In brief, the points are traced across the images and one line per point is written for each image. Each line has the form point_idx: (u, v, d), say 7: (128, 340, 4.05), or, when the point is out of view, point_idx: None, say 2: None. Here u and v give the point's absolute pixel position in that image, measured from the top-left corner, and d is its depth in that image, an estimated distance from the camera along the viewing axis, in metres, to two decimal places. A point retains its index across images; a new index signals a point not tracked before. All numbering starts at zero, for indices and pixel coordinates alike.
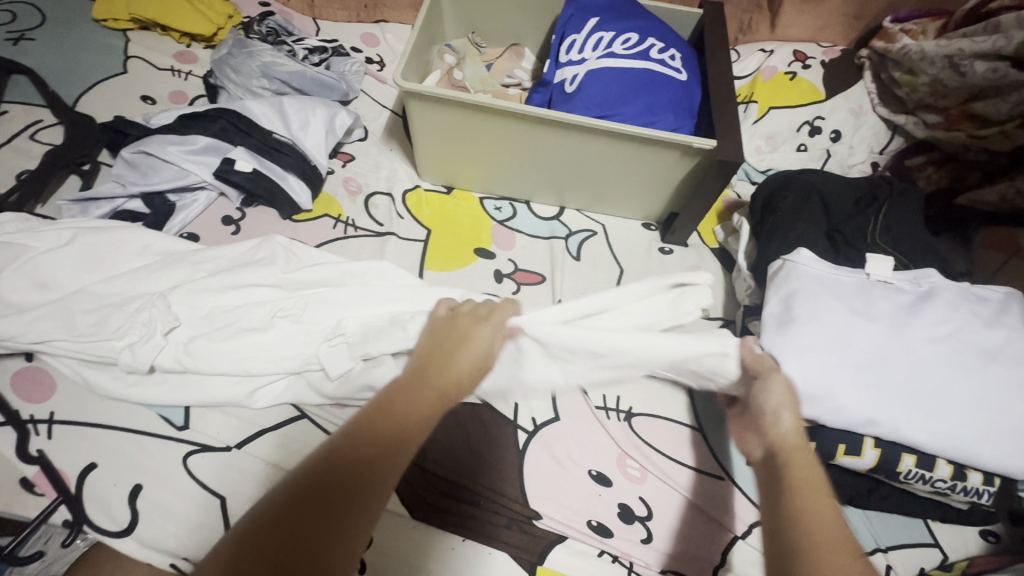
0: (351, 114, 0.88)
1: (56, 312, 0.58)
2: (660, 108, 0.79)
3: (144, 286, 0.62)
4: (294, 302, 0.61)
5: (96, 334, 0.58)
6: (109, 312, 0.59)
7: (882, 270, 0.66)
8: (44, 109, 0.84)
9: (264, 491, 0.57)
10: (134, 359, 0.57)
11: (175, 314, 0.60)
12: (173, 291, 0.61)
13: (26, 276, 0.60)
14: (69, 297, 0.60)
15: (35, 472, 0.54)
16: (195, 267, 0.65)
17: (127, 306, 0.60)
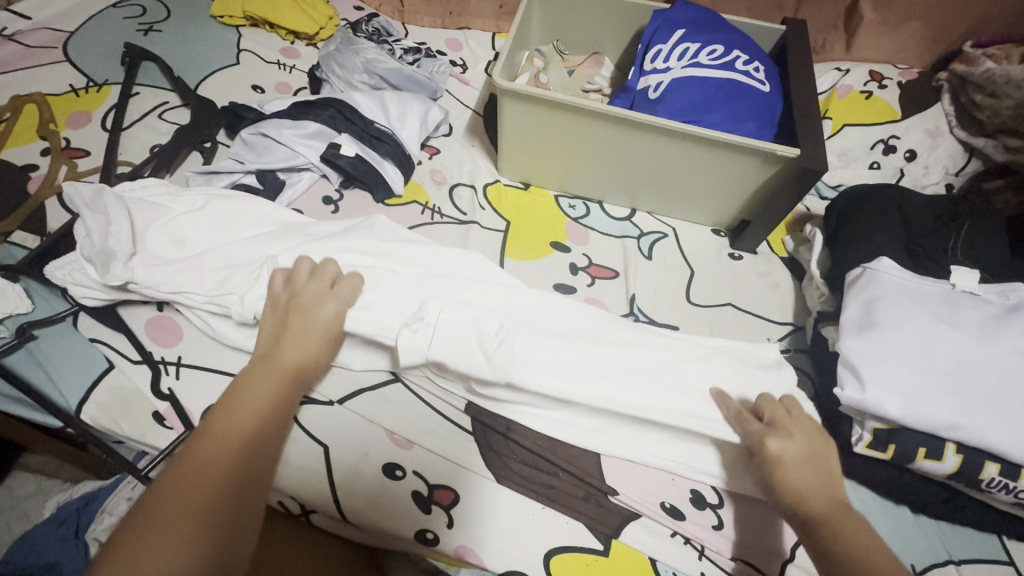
0: (442, 110, 0.94)
1: (190, 267, 0.64)
2: (743, 117, 0.82)
3: (260, 250, 0.67)
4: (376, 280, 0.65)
5: (219, 290, 0.63)
6: (232, 270, 0.65)
7: (967, 281, 0.67)
8: (171, 92, 0.93)
9: (362, 444, 0.61)
10: (245, 311, 0.61)
11: (282, 277, 0.64)
12: (285, 255, 0.65)
13: (168, 233, 0.67)
14: (201, 254, 0.66)
15: (166, 407, 0.61)
16: (306, 236, 0.71)
17: (244, 265, 0.65)
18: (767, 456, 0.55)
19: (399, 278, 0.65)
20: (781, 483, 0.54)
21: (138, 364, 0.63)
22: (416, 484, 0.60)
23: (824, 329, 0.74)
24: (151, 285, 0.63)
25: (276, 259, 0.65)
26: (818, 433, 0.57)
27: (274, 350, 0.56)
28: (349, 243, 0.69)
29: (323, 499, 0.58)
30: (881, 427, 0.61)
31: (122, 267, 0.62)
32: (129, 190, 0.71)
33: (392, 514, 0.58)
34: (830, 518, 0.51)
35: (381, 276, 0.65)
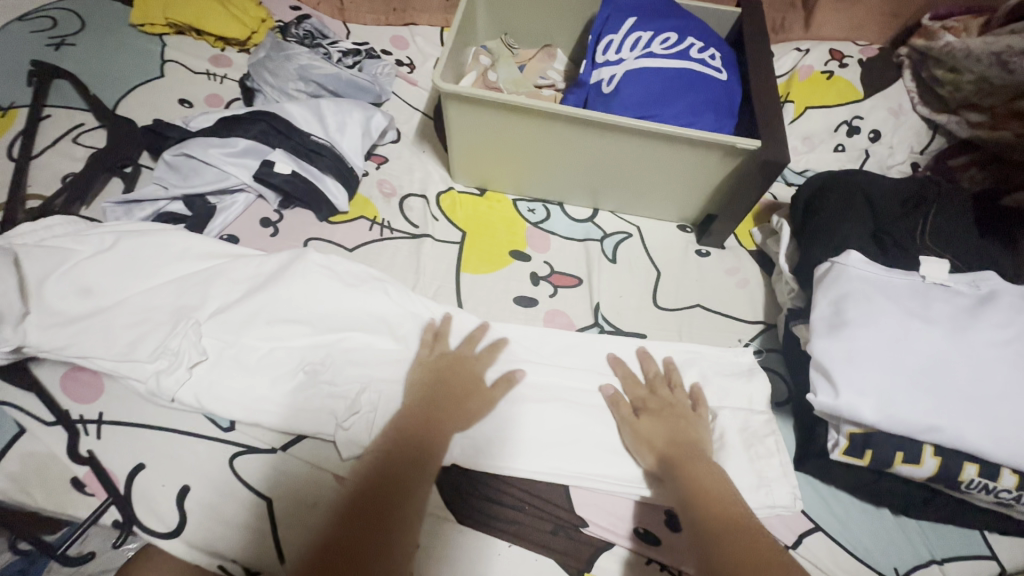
0: (386, 116, 0.88)
1: (97, 326, 0.59)
2: (701, 108, 0.78)
3: (185, 299, 0.63)
4: (319, 355, 0.62)
5: (131, 354, 0.58)
6: (147, 329, 0.59)
7: (937, 272, 0.64)
8: (86, 113, 0.85)
9: (310, 494, 0.56)
10: (159, 388, 0.57)
11: (204, 346, 0.60)
12: (210, 320, 0.62)
13: (71, 282, 0.61)
14: (113, 307, 0.60)
15: (86, 472, 0.55)
16: (234, 273, 0.65)
17: (164, 324, 0.60)
18: (634, 423, 0.62)
19: (336, 353, 0.63)
20: (635, 435, 0.61)
21: (53, 426, 0.57)
22: None
23: (795, 328, 0.71)
24: (49, 350, 0.58)
25: (198, 321, 0.61)
26: (680, 411, 0.62)
27: (439, 403, 0.60)
28: (283, 294, 0.65)
29: (266, 563, 0.53)
30: (857, 432, 0.58)
31: (12, 330, 0.57)
32: (31, 232, 0.64)
33: None
34: (682, 460, 0.57)
35: (316, 351, 0.63)
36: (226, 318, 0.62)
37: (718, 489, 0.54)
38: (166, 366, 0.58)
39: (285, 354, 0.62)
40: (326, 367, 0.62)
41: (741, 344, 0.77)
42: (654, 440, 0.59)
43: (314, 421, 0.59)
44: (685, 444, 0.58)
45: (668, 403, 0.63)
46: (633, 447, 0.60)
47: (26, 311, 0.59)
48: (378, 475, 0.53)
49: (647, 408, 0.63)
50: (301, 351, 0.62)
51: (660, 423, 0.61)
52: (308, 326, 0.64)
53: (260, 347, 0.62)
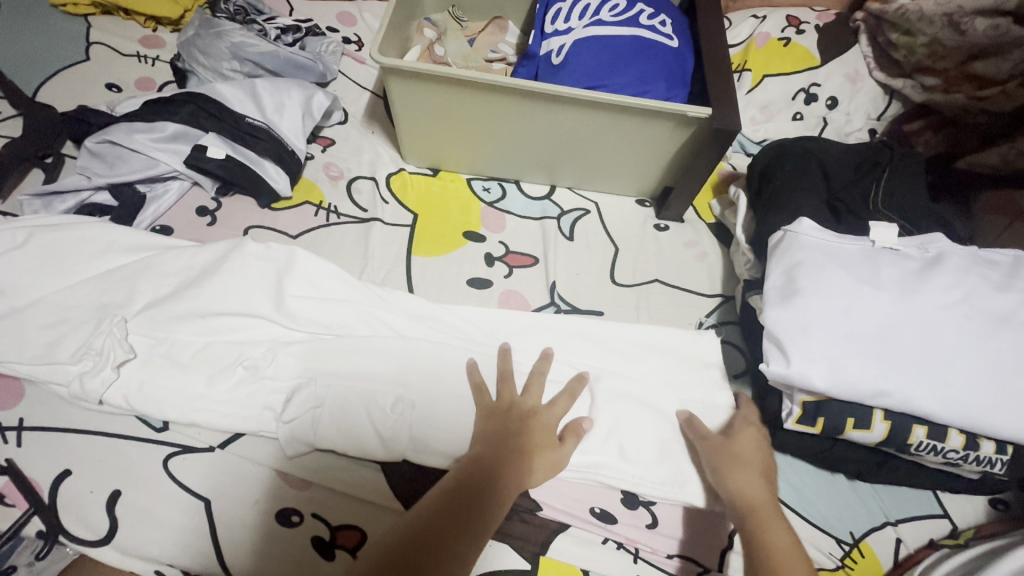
0: (329, 95, 0.84)
1: (11, 328, 0.56)
2: (652, 77, 0.76)
3: (109, 295, 0.59)
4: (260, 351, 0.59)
5: (51, 356, 0.55)
6: (68, 328, 0.56)
7: (888, 236, 0.64)
8: (2, 100, 0.80)
9: (254, 493, 0.54)
10: (83, 391, 0.54)
11: (131, 343, 0.57)
12: (138, 316, 0.59)
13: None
14: (27, 307, 0.57)
15: (4, 482, 0.52)
16: (165, 266, 0.62)
17: (85, 323, 0.57)
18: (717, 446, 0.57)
19: (278, 348, 0.60)
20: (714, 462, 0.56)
21: None
22: (316, 528, 0.53)
23: (750, 299, 0.70)
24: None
25: (126, 318, 0.58)
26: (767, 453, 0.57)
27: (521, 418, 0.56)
28: (217, 288, 0.61)
29: (205, 566, 0.51)
30: (809, 401, 0.57)
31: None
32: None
33: (291, 565, 0.51)
34: (760, 510, 0.51)
35: (257, 347, 0.59)
36: (155, 311, 0.59)
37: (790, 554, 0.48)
38: (87, 366, 0.55)
39: (224, 350, 0.59)
40: (266, 362, 0.58)
41: (699, 319, 0.76)
42: (739, 485, 0.53)
43: (255, 418, 0.56)
44: (764, 488, 0.53)
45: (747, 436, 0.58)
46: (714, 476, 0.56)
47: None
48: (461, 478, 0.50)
49: (736, 435, 0.58)
50: (246, 349, 0.59)
51: (745, 453, 0.56)
52: (254, 319, 0.61)
53: (195, 343, 0.59)
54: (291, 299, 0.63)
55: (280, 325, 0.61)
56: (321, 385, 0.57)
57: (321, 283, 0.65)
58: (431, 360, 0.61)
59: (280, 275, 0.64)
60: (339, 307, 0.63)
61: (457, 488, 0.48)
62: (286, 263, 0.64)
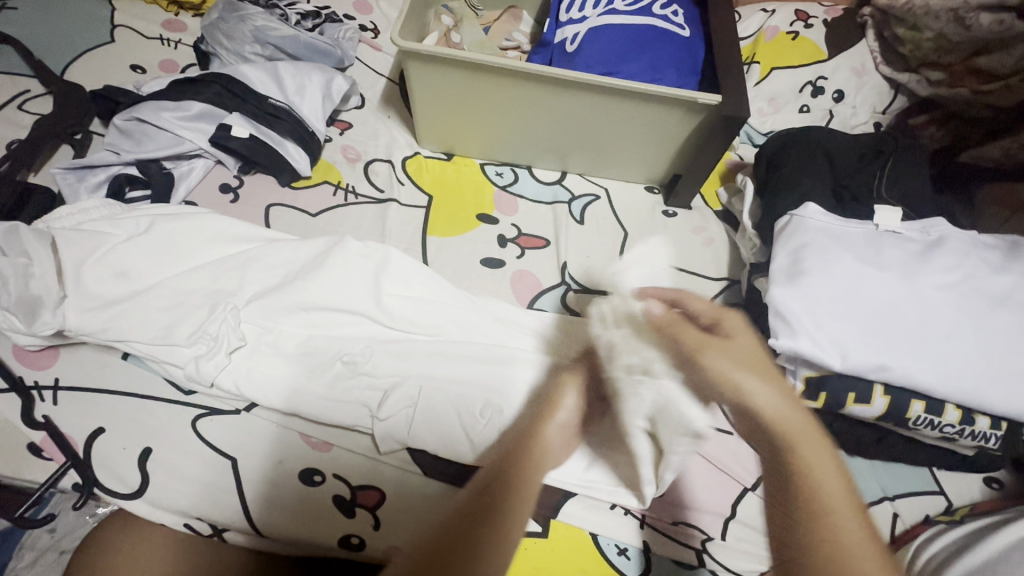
0: (348, 79, 0.86)
1: (133, 310, 0.58)
2: (664, 64, 0.78)
3: (221, 283, 0.62)
4: (289, 322, 0.62)
5: (168, 337, 0.57)
6: (184, 311, 0.59)
7: (890, 220, 0.67)
8: (32, 78, 0.82)
9: (277, 454, 0.56)
10: (199, 373, 0.56)
11: (242, 331, 0.60)
12: (248, 305, 0.61)
13: (106, 267, 0.60)
14: (147, 290, 0.59)
15: (42, 437, 0.54)
16: (271, 259, 0.65)
17: (200, 307, 0.59)
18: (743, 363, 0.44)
19: (375, 345, 0.61)
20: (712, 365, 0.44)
21: (5, 392, 0.56)
22: (337, 488, 0.55)
23: (756, 282, 0.72)
24: (87, 333, 0.57)
25: (236, 306, 0.60)
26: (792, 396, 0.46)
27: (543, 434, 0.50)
28: (321, 284, 0.64)
29: (233, 519, 0.53)
30: (812, 375, 0.59)
31: (51, 313, 0.56)
32: (67, 216, 0.64)
33: (315, 523, 0.54)
34: (801, 449, 0.40)
35: (285, 317, 0.62)
36: (261, 302, 0.62)
37: (864, 546, 0.35)
38: (202, 349, 0.57)
39: (325, 342, 0.61)
40: (365, 359, 0.60)
41: (705, 301, 0.78)
42: (759, 403, 0.42)
43: (278, 384, 0.58)
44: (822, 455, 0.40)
45: (737, 344, 0.48)
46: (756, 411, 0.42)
47: (64, 293, 0.58)
48: (487, 477, 0.42)
49: (763, 372, 0.45)
50: (347, 343, 0.61)
51: (781, 401, 0.43)
52: (353, 315, 0.63)
53: (293, 334, 0.61)
54: (369, 295, 0.65)
55: (377, 324, 0.64)
56: (375, 359, 0.60)
57: (412, 283, 0.68)
58: (518, 360, 0.62)
59: (314, 258, 0.66)
60: (444, 315, 0.65)
61: (495, 483, 0.40)
62: (382, 262, 0.68)
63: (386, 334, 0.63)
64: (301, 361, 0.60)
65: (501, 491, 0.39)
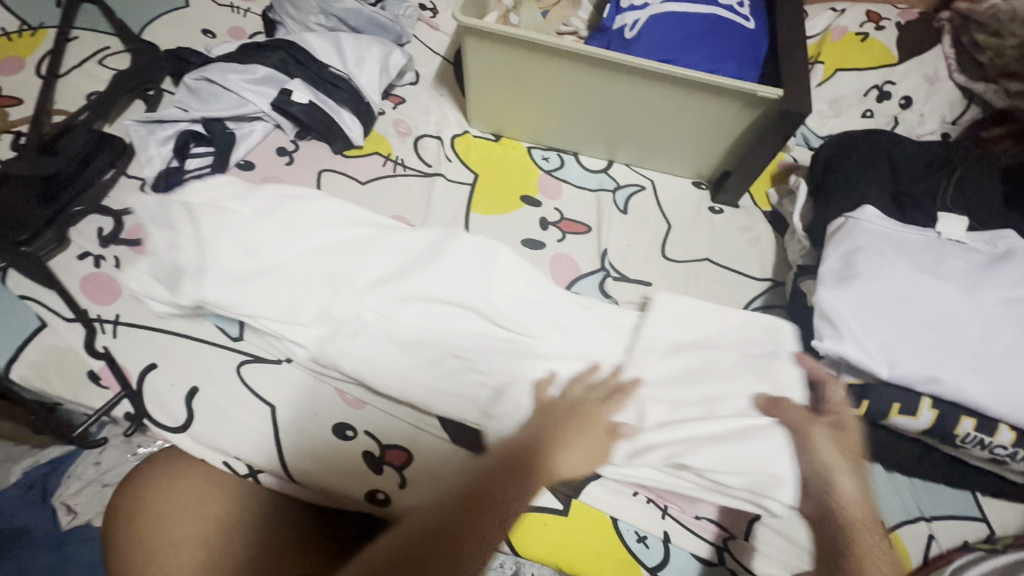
0: (405, 54, 0.87)
1: (225, 277, 0.58)
2: (724, 56, 0.76)
3: (340, 265, 0.60)
4: (373, 304, 0.58)
5: (293, 317, 0.57)
6: (267, 279, 0.58)
7: (954, 229, 0.63)
8: (112, 37, 0.87)
9: (315, 406, 0.58)
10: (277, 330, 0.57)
11: (332, 314, 0.58)
12: (366, 290, 0.59)
13: (189, 227, 0.61)
14: (249, 272, 0.58)
15: (101, 366, 0.58)
16: (389, 245, 0.62)
17: (320, 289, 0.59)
18: (811, 438, 0.53)
19: (488, 344, 0.58)
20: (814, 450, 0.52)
21: (71, 322, 0.60)
22: (368, 445, 0.57)
23: (802, 284, 0.70)
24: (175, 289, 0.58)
25: (354, 292, 0.59)
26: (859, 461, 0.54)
27: (574, 420, 0.53)
28: (436, 277, 0.60)
29: (268, 464, 0.56)
30: (855, 383, 0.58)
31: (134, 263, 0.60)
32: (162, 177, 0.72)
33: (341, 473, 0.56)
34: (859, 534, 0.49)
35: (359, 300, 0.58)
36: (320, 264, 0.60)
37: None
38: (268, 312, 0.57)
39: (370, 316, 0.58)
40: (478, 357, 0.57)
41: (747, 299, 0.76)
42: (843, 492, 0.51)
43: (351, 359, 0.56)
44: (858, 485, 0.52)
45: (820, 437, 0.53)
46: (812, 469, 0.52)
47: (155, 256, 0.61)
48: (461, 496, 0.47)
49: (830, 420, 0.55)
50: (393, 327, 0.58)
51: (838, 445, 0.53)
52: (463, 310, 0.59)
53: (346, 302, 0.58)
54: (451, 287, 0.59)
55: (484, 319, 0.59)
56: (424, 337, 0.58)
57: (517, 279, 0.61)
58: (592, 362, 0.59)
59: (429, 239, 0.63)
60: (554, 319, 0.61)
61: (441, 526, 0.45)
62: (490, 258, 0.61)
63: (495, 332, 0.59)
64: (394, 348, 0.57)
65: (451, 535, 0.44)
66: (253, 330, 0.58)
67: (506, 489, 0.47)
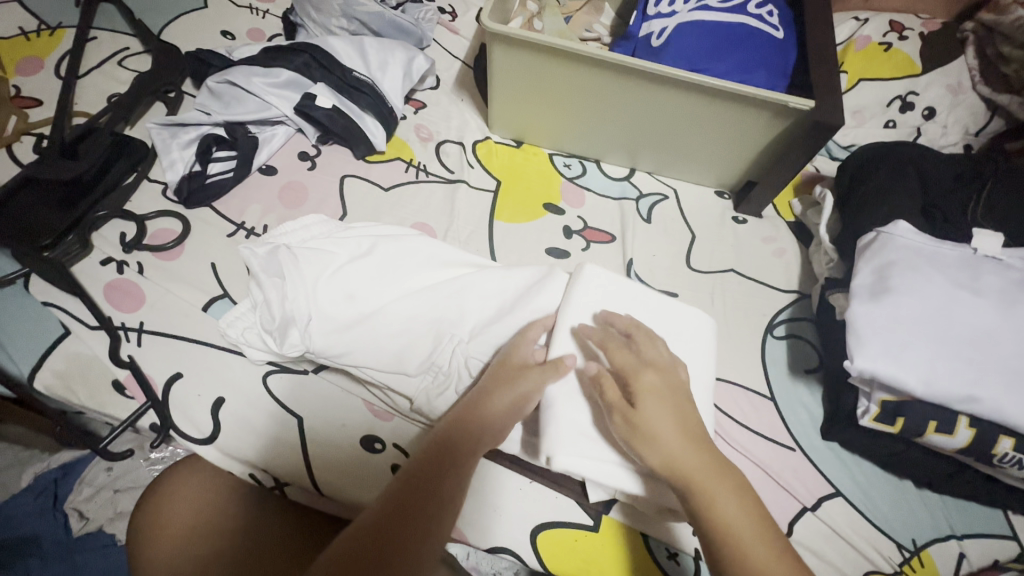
0: (428, 59, 0.87)
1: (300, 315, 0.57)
2: (753, 66, 0.76)
3: (442, 311, 0.59)
4: (450, 344, 0.57)
5: (400, 364, 0.57)
6: (396, 325, 0.58)
7: (990, 245, 0.63)
8: (131, 37, 0.86)
9: (342, 417, 0.57)
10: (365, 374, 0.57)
11: (434, 361, 0.57)
12: (470, 337, 0.58)
13: (319, 265, 0.60)
14: (326, 304, 0.58)
15: (125, 376, 0.57)
16: (482, 288, 0.60)
17: (426, 335, 0.58)
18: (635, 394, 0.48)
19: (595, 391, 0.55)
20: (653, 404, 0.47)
21: (95, 330, 0.59)
22: (396, 458, 0.56)
23: (831, 297, 0.70)
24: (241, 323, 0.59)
25: (460, 340, 0.58)
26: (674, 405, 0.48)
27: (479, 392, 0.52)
28: (539, 313, 0.59)
29: (295, 477, 0.55)
30: (889, 400, 0.57)
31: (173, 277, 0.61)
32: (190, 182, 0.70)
33: (368, 486, 0.55)
34: (690, 484, 0.45)
35: (482, 346, 0.58)
36: (339, 281, 0.59)
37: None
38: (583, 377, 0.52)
39: (388, 336, 0.57)
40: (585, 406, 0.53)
41: (772, 312, 0.75)
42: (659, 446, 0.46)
43: (429, 403, 0.56)
44: (739, 521, 0.44)
45: (644, 407, 0.47)
46: (628, 436, 0.47)
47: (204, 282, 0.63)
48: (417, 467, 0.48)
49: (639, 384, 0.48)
50: (412, 345, 0.57)
51: (664, 406, 0.47)
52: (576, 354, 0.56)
53: (365, 320, 0.58)
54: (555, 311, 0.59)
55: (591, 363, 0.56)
56: (451, 355, 0.57)
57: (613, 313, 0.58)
58: None
59: (456, 269, 0.63)
60: None
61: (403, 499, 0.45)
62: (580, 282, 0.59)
63: None
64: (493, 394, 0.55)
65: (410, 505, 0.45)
66: (273, 342, 0.57)
67: (445, 469, 0.47)
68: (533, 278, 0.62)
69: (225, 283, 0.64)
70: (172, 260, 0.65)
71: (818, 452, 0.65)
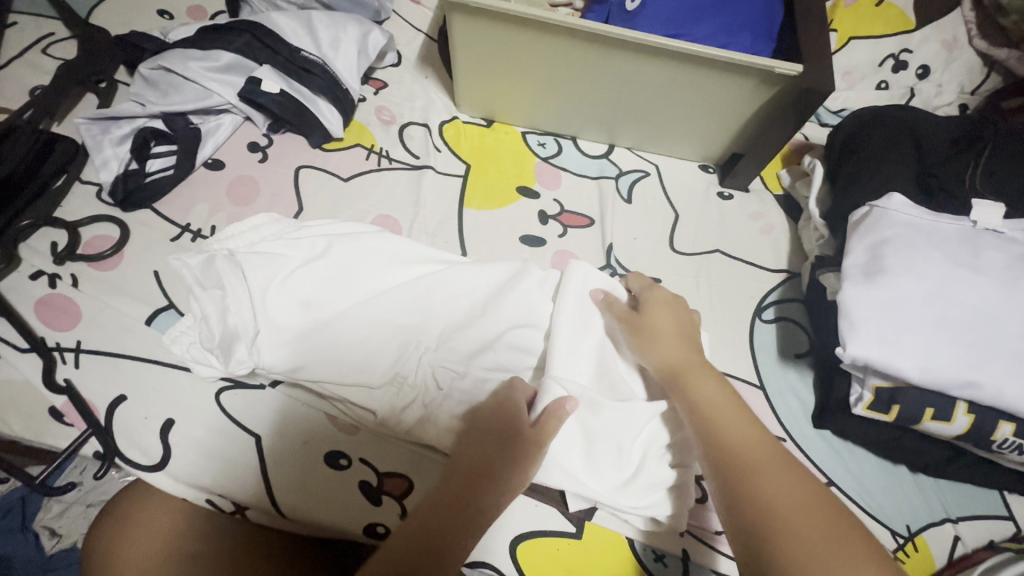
0: (385, 33, 0.80)
1: (245, 326, 0.52)
2: (736, 29, 0.70)
3: (409, 314, 0.55)
4: (417, 348, 0.53)
5: (362, 374, 0.52)
6: (359, 331, 0.54)
7: (990, 217, 0.59)
8: (56, 21, 0.78)
9: (304, 433, 0.53)
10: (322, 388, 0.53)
11: (399, 368, 0.53)
12: (437, 342, 0.54)
13: (266, 269, 0.55)
14: (276, 309, 0.54)
15: (63, 402, 0.53)
16: (452, 286, 0.57)
17: (390, 340, 0.54)
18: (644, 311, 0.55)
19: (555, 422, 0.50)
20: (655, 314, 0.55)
21: (27, 352, 0.54)
22: (364, 473, 0.52)
23: (821, 277, 0.66)
24: (182, 343, 0.54)
25: (428, 343, 0.54)
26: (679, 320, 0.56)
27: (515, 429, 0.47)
28: (514, 306, 0.56)
29: (255, 500, 0.51)
30: (884, 387, 0.54)
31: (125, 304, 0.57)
32: (124, 181, 0.64)
33: (336, 505, 0.51)
34: (690, 370, 0.50)
35: (452, 348, 0.54)
36: (290, 286, 0.55)
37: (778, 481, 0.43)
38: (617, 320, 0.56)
39: (348, 343, 0.53)
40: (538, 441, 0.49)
41: (761, 294, 0.72)
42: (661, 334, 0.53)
43: (395, 412, 0.51)
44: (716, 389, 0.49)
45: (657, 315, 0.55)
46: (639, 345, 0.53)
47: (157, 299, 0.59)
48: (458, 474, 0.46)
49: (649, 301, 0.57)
50: (375, 353, 0.53)
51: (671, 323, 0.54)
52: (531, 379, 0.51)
53: (322, 327, 0.54)
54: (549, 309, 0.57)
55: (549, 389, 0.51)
56: (419, 361, 0.53)
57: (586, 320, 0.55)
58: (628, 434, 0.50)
59: (422, 265, 0.59)
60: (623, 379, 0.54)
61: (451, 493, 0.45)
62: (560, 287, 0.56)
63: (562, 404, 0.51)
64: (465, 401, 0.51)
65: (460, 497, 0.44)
66: (219, 356, 0.53)
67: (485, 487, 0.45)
68: (505, 275, 0.58)
69: (170, 293, 0.59)
70: (109, 270, 0.60)
71: (810, 441, 0.62)
